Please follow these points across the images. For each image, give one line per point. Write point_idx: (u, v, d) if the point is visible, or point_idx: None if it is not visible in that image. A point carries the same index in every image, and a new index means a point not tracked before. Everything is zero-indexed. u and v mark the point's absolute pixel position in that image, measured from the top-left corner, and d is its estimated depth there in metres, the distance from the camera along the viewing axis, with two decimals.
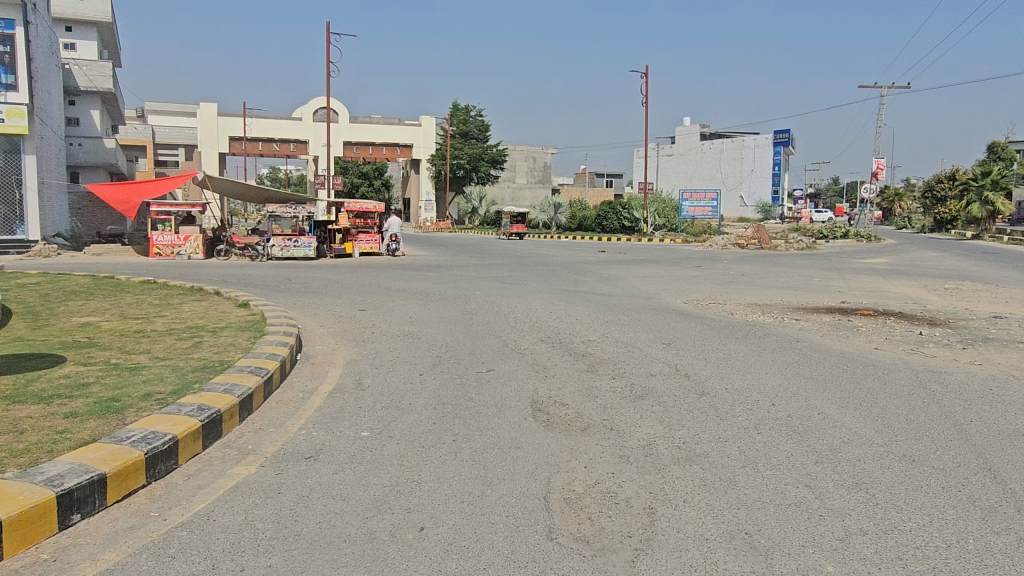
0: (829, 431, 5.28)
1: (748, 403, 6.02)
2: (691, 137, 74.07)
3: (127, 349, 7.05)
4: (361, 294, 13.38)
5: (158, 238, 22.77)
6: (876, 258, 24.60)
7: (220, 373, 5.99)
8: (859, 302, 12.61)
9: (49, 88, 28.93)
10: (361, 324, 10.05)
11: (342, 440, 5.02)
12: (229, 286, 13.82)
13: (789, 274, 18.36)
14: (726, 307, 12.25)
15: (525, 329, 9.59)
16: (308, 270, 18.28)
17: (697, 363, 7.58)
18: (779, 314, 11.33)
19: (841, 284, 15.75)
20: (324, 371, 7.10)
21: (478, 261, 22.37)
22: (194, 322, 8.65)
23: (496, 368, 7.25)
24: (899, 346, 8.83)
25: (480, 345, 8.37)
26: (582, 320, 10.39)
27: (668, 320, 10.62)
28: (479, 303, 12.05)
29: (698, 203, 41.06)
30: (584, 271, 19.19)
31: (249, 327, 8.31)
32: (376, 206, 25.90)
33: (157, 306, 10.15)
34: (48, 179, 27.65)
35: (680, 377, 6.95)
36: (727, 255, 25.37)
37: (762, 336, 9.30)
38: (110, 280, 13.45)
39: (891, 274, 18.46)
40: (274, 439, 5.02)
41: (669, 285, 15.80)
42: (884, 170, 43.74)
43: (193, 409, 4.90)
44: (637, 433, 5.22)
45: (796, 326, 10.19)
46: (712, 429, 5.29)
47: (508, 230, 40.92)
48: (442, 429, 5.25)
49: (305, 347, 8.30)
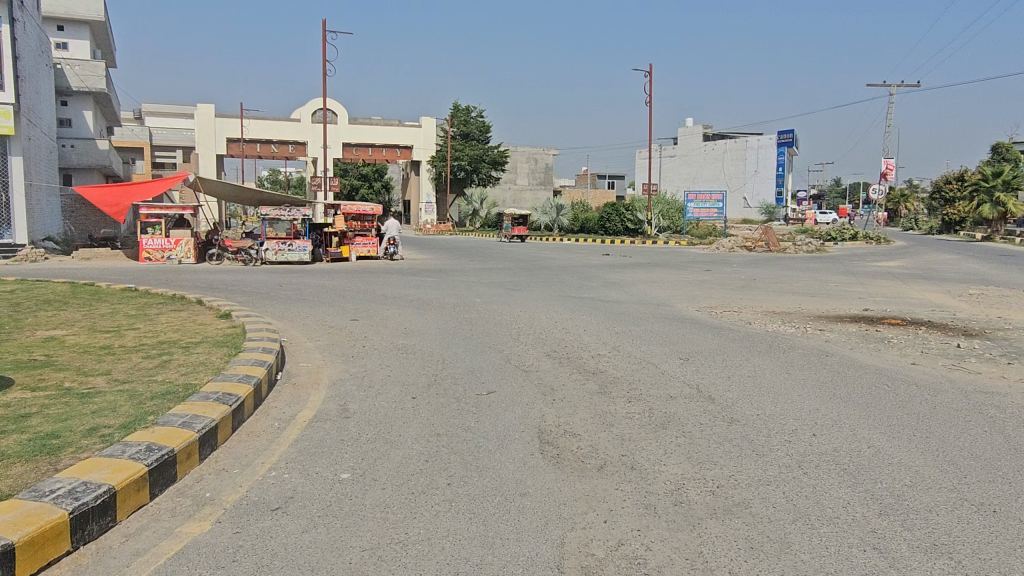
0: (885, 471, 4.55)
1: (785, 433, 5.27)
2: (694, 138, 73.20)
3: (85, 370, 6.31)
4: (355, 302, 12.64)
5: (147, 242, 22.19)
6: (890, 260, 23.90)
7: (182, 401, 5.23)
8: (883, 309, 11.90)
9: (40, 88, 28.27)
10: (353, 336, 9.32)
11: (317, 484, 4.28)
12: (215, 293, 13.10)
13: (804, 278, 17.60)
14: (742, 315, 11.51)
15: (529, 342, 8.84)
16: (302, 275, 17.61)
17: (720, 383, 6.84)
18: (800, 323, 10.58)
19: (860, 289, 15.00)
20: (305, 394, 6.35)
21: (479, 265, 21.63)
22: (167, 337, 7.91)
23: (497, 390, 6.50)
24: (938, 361, 8.06)
25: (479, 363, 7.61)
26: (590, 331, 9.65)
27: (683, 330, 9.86)
28: (480, 312, 11.31)
29: (703, 204, 40.25)
30: (590, 275, 18.45)
31: (226, 342, 7.56)
32: (373, 208, 25.22)
33: (131, 318, 9.39)
34: (39, 181, 27.01)
35: (705, 400, 6.22)
36: (735, 258, 24.68)
37: (787, 350, 8.55)
38: (90, 287, 12.75)
39: (909, 278, 17.67)
40: (238, 484, 4.27)
41: (678, 291, 15.04)
42: (893, 170, 42.88)
43: (140, 450, 4.15)
44: (662, 473, 4.49)
45: (822, 337, 9.43)
46: (750, 469, 4.55)
47: (509, 232, 40.21)
48: (436, 469, 4.52)
49: (288, 363, 7.55)
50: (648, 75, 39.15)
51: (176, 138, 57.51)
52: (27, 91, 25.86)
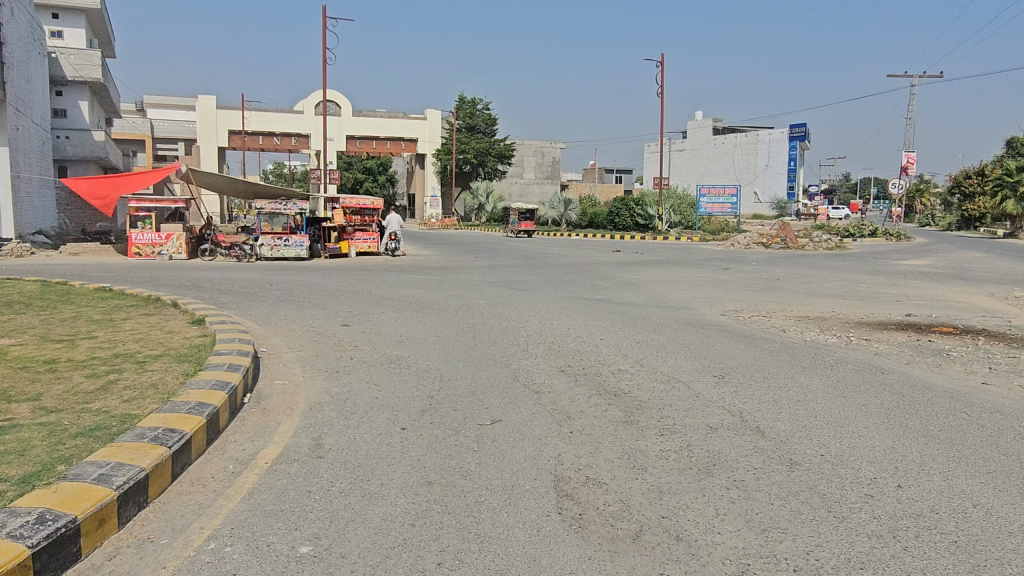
0: (1010, 547, 3.47)
1: (864, 486, 4.22)
2: (704, 131, 71.81)
3: (9, 395, 5.25)
4: (349, 304, 11.58)
5: (137, 237, 21.08)
6: (917, 258, 22.75)
7: (109, 440, 4.19)
8: (929, 315, 10.80)
9: (31, 77, 27.27)
10: (342, 345, 8.31)
11: (265, 565, 3.24)
12: (197, 293, 12.10)
13: (832, 278, 16.46)
14: (773, 321, 10.41)
15: (539, 354, 7.79)
16: (298, 273, 16.66)
17: (766, 409, 5.78)
18: (842, 331, 9.47)
19: (895, 292, 13.86)
20: (275, 424, 5.31)
21: (483, 263, 20.55)
22: (125, 350, 6.87)
23: (503, 418, 5.45)
24: (1014, 379, 6.96)
25: (482, 381, 6.57)
26: (608, 340, 8.58)
27: (712, 340, 8.78)
28: (486, 316, 10.25)
29: (717, 199, 39.06)
30: (601, 274, 17.40)
31: (189, 358, 6.50)
32: (375, 201, 24.20)
33: (93, 323, 8.36)
34: (29, 173, 26.03)
35: (753, 434, 5.18)
36: (753, 256, 23.48)
37: (835, 364, 7.46)
38: (60, 287, 11.74)
39: (944, 279, 16.50)
40: (160, 563, 3.25)
41: (697, 292, 13.92)
42: (914, 164, 41.64)
43: (26, 522, 3.13)
44: (716, 548, 3.46)
45: (869, 349, 8.35)
46: (832, 543, 3.49)
47: (517, 228, 39.02)
48: (423, 540, 3.50)
49: (260, 382, 6.51)
50: (661, 65, 37.93)
51: (178, 131, 56.56)
52: (15, 80, 24.85)
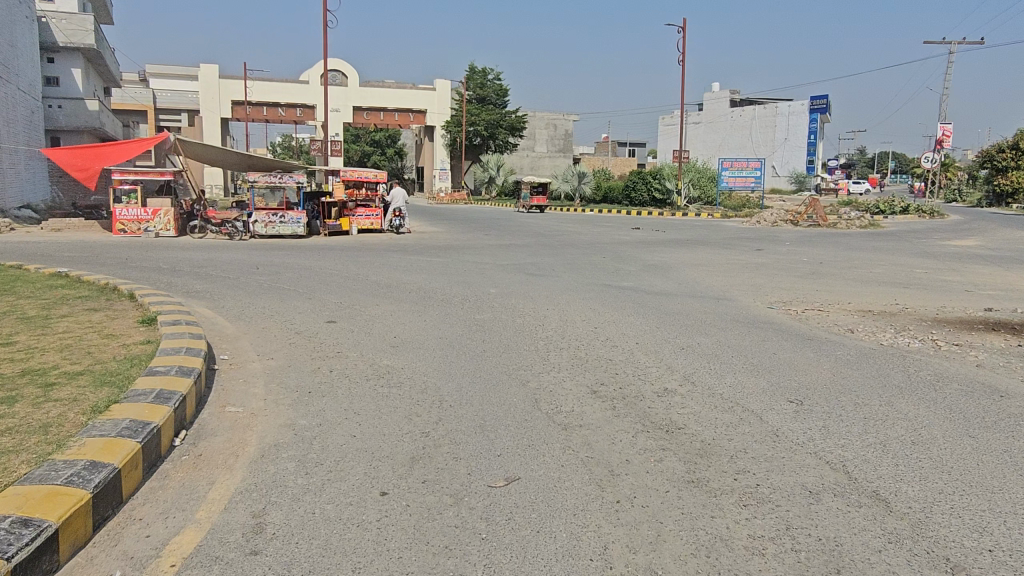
0: None
1: None
2: (721, 103, 69.51)
3: None
4: (341, 292, 10.08)
5: (121, 212, 19.57)
6: (962, 239, 21.10)
7: None
8: (1015, 311, 9.21)
9: (18, 40, 25.72)
10: (324, 350, 6.84)
11: None
12: (167, 279, 10.65)
13: (880, 262, 14.83)
14: (834, 318, 8.83)
15: (564, 366, 6.28)
16: (289, 253, 15.16)
17: (878, 461, 4.28)
18: (922, 333, 7.88)
19: (959, 279, 12.27)
20: (206, 485, 3.80)
21: (493, 242, 18.99)
22: (35, 365, 5.36)
23: (522, 476, 3.95)
24: None
25: (495, 410, 5.07)
26: (644, 345, 7.08)
27: (771, 345, 7.23)
28: (498, 311, 8.76)
29: (739, 172, 37.12)
30: (624, 255, 15.88)
31: (113, 379, 4.98)
32: (378, 175, 22.65)
33: (20, 323, 6.87)
34: (13, 143, 24.55)
35: (875, 507, 3.68)
36: (785, 234, 21.86)
37: (938, 385, 5.90)
38: (11, 271, 10.28)
39: (1005, 263, 14.84)
40: None
41: (735, 278, 12.36)
42: (949, 136, 39.59)
43: None
44: None
45: (966, 360, 6.77)
46: None
47: (528, 202, 37.41)
48: None
49: (204, 411, 5.02)
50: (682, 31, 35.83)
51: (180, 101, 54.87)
52: None
